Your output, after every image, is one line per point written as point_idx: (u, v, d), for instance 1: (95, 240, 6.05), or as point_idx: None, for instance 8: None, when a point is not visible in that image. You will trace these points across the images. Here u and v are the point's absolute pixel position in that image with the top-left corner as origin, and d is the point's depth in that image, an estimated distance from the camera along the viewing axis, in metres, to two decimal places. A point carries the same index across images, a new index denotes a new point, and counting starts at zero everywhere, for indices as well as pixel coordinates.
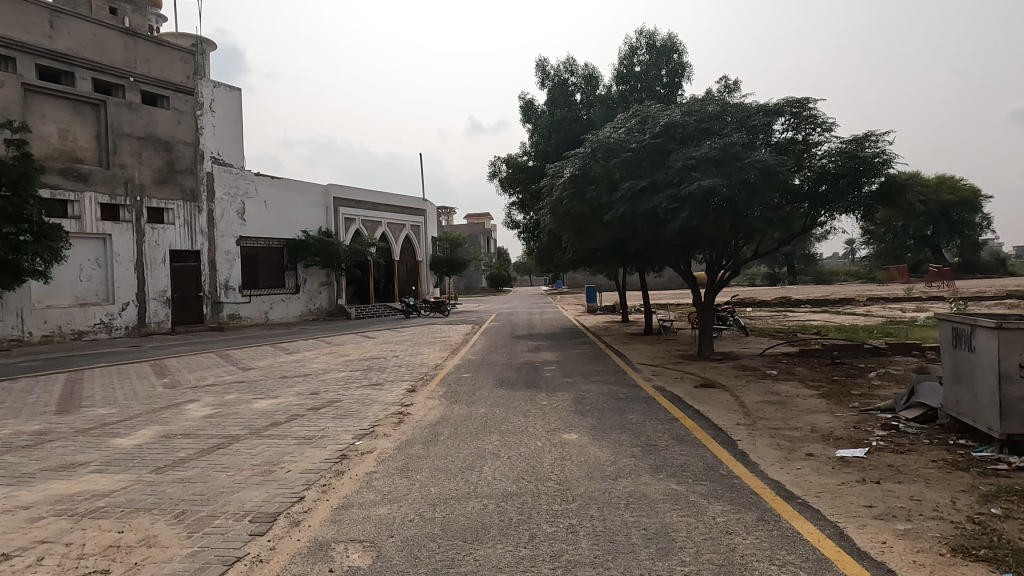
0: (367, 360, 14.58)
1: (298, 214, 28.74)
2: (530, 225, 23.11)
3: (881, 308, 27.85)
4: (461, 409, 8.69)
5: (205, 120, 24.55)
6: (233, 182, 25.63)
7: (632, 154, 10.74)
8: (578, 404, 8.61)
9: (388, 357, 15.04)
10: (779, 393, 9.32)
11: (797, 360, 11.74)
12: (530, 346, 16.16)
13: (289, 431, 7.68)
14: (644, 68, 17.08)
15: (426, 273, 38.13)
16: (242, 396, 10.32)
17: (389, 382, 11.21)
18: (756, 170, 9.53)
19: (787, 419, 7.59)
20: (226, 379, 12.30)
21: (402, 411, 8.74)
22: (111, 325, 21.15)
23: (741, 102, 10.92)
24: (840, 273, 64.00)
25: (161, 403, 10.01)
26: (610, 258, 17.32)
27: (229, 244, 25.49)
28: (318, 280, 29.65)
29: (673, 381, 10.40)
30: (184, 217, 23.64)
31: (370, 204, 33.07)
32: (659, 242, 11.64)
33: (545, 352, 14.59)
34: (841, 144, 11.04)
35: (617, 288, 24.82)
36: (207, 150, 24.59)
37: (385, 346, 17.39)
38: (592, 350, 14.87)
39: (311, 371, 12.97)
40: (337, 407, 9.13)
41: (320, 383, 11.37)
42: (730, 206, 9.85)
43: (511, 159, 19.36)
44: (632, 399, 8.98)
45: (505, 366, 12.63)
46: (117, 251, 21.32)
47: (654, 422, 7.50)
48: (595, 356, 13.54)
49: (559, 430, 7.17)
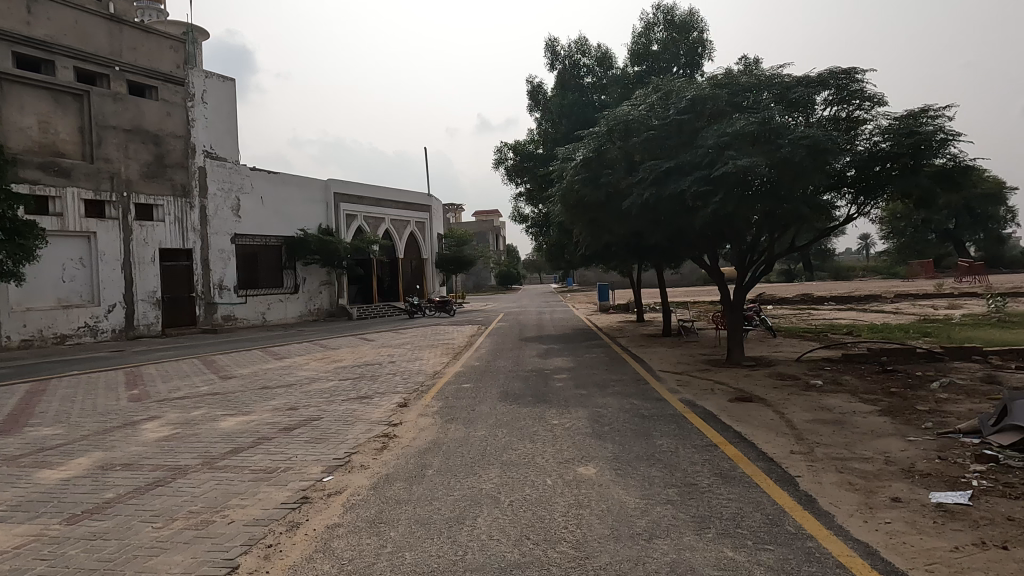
0: (360, 367, 13.27)
1: (297, 210, 27.51)
2: (539, 219, 21.77)
3: (911, 305, 26.29)
4: (458, 431, 7.36)
5: (197, 111, 23.36)
6: (227, 177, 24.44)
7: (654, 132, 9.42)
8: (595, 425, 7.26)
9: (383, 363, 13.72)
10: (831, 408, 7.92)
11: (842, 367, 10.33)
12: (539, 350, 14.80)
13: (248, 462, 6.38)
14: (661, 47, 15.74)
15: (432, 271, 36.83)
16: (211, 413, 9.02)
17: (380, 394, 9.91)
18: (801, 147, 8.18)
19: (851, 447, 6.20)
20: (200, 391, 11.02)
21: (388, 433, 7.43)
22: (96, 328, 20.04)
23: (778, 73, 9.52)
24: (857, 269, 62.21)
25: (118, 422, 8.73)
26: (626, 253, 15.95)
27: (223, 242, 24.30)
28: (318, 279, 28.43)
29: (703, 393, 9.05)
30: (175, 214, 22.48)
31: (373, 200, 31.85)
32: (684, 233, 10.28)
33: (556, 358, 13.22)
34: (893, 120, 9.63)
35: (631, 286, 23.42)
36: (199, 144, 23.41)
37: (383, 351, 16.08)
38: (607, 355, 13.50)
39: (296, 381, 11.67)
40: (314, 428, 7.82)
41: (302, 395, 10.09)
42: (770, 190, 8.51)
43: (517, 147, 18.10)
44: (658, 417, 7.62)
45: (511, 375, 11.28)
46: (102, 250, 20.20)
47: (689, 450, 6.13)
48: (610, 362, 12.18)
49: (574, 463, 5.83)
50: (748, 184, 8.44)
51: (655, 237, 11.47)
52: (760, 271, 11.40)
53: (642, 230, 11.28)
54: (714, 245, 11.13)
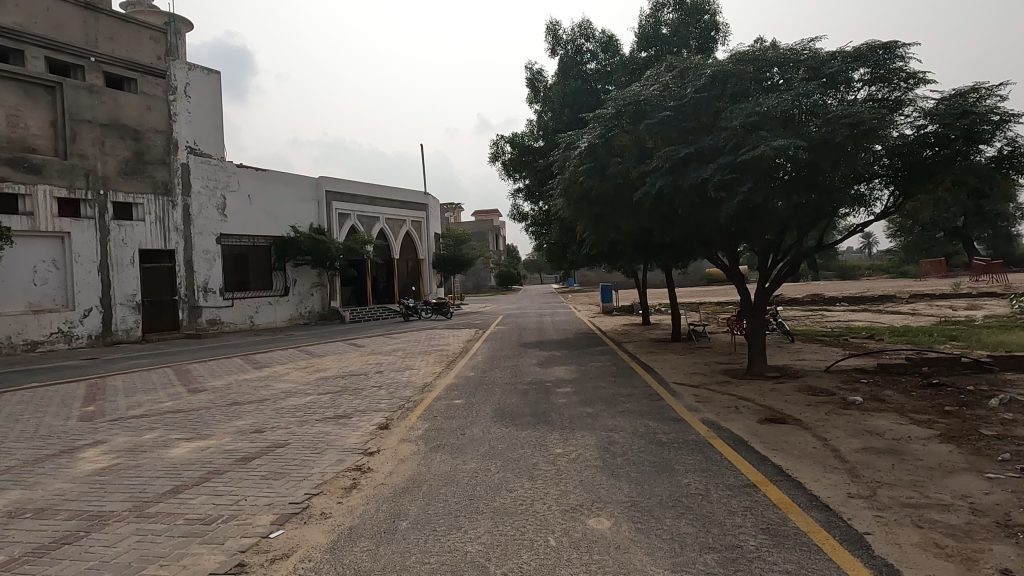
0: (344, 378, 12.12)
1: (286, 209, 26.35)
2: (539, 217, 20.65)
3: (929, 306, 25.11)
4: (444, 463, 6.21)
5: (180, 106, 22.24)
6: (212, 175, 23.31)
7: (671, 114, 8.30)
8: (607, 457, 6.12)
9: (370, 373, 12.58)
10: (882, 433, 6.76)
11: (881, 380, 9.17)
12: (540, 358, 13.65)
13: (186, 508, 5.24)
14: (671, 29, 14.63)
15: (428, 272, 35.71)
16: (165, 438, 7.88)
17: (360, 413, 8.77)
18: (845, 127, 7.06)
19: (921, 489, 5.04)
20: (162, 408, 9.89)
21: (361, 466, 6.29)
22: (70, 334, 18.91)
23: (809, 46, 8.36)
24: (863, 267, 61.06)
25: (54, 448, 7.58)
26: (633, 253, 14.81)
27: (208, 242, 23.18)
28: (309, 281, 27.30)
29: (727, 413, 7.90)
30: (156, 212, 21.35)
31: (367, 199, 30.72)
32: (703, 227, 9.14)
33: (558, 368, 12.08)
34: (939, 101, 8.49)
35: (637, 287, 22.29)
36: (182, 139, 22.29)
37: (372, 359, 14.94)
38: (614, 364, 12.35)
39: (271, 396, 10.53)
40: (277, 458, 6.68)
41: (272, 414, 8.95)
42: (805, 176, 7.42)
43: (516, 139, 16.95)
44: (681, 446, 6.45)
45: (508, 388, 10.12)
46: (77, 250, 19.09)
47: (725, 495, 4.99)
48: (618, 373, 11.03)
49: (583, 514, 4.68)
50: (781, 170, 7.33)
51: (666, 232, 10.35)
52: (783, 269, 10.30)
53: (652, 226, 10.18)
54: (731, 241, 10.03)
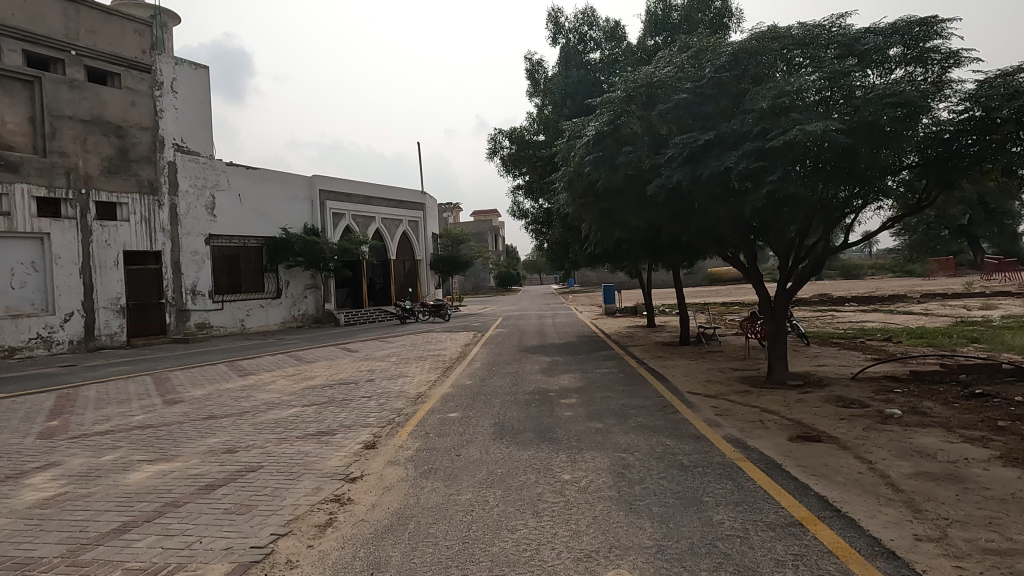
0: (333, 387, 11.29)
1: (278, 209, 25.51)
2: (540, 215, 19.88)
3: (941, 306, 24.32)
4: (436, 494, 5.38)
5: (166, 101, 21.43)
6: (200, 173, 22.49)
7: (687, 97, 7.50)
8: (623, 486, 5.31)
9: (362, 382, 11.76)
10: (933, 453, 5.95)
11: (916, 389, 8.37)
12: (542, 364, 12.82)
13: (128, 554, 4.43)
14: (682, 14, 13.83)
15: (426, 273, 34.89)
16: (126, 459, 7.06)
17: (345, 428, 7.96)
18: (888, 107, 6.29)
19: (999, 529, 4.24)
20: (131, 422, 9.07)
21: (340, 496, 5.48)
22: (50, 340, 18.09)
23: (839, 21, 7.56)
24: (867, 267, 60.27)
25: (1, 472, 6.75)
26: (640, 251, 14.00)
27: (196, 243, 22.35)
28: (302, 283, 26.46)
29: (752, 429, 7.07)
30: (141, 212, 20.53)
31: (362, 198, 29.91)
32: (721, 222, 8.33)
33: (563, 375, 11.26)
34: (980, 82, 7.69)
35: (641, 287, 21.48)
36: (169, 136, 21.48)
37: (365, 365, 14.12)
38: (621, 371, 11.53)
39: (251, 408, 9.72)
40: (246, 486, 5.87)
41: (249, 431, 8.13)
42: (841, 163, 6.65)
43: (515, 133, 16.15)
44: (705, 470, 5.65)
45: (509, 399, 9.30)
46: (57, 252, 18.28)
47: (767, 537, 4.18)
48: (627, 381, 10.23)
49: (601, 565, 3.88)
50: (815, 155, 6.56)
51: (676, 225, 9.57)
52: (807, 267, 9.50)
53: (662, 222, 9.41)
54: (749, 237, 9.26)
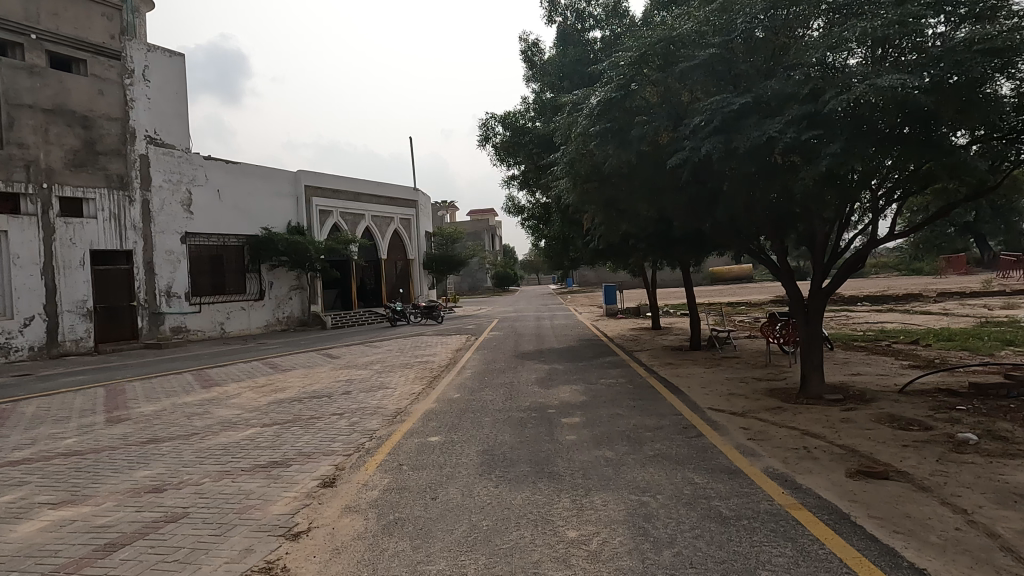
0: (302, 401, 9.93)
1: (261, 206, 24.12)
2: (537, 209, 18.59)
3: (960, 305, 23.08)
4: (398, 562, 4.03)
5: (137, 91, 20.05)
6: (175, 167, 21.12)
7: (714, 55, 6.17)
8: (647, 551, 3.99)
9: (336, 394, 10.40)
10: None
11: (986, 407, 7.02)
12: (540, 373, 11.47)
13: None
14: None
15: (419, 273, 33.54)
16: (25, 502, 5.69)
17: (303, 458, 6.60)
18: (980, 58, 4.92)
19: None
20: (58, 448, 7.71)
21: (273, 564, 4.15)
22: (7, 346, 16.73)
23: None
24: (869, 265, 59.13)
25: None
26: (648, 247, 12.68)
27: (171, 241, 20.96)
28: (286, 284, 25.09)
29: (798, 461, 5.73)
30: (110, 209, 19.15)
31: (350, 194, 28.56)
32: (752, 206, 7.01)
33: (563, 388, 9.91)
34: None
35: (645, 287, 20.15)
36: (141, 127, 20.10)
37: (344, 375, 12.76)
38: (629, 381, 10.20)
39: (202, 429, 8.36)
40: (155, 546, 4.52)
41: (189, 461, 6.76)
42: (912, 134, 5.30)
43: (509, 118, 14.82)
44: (752, 526, 4.31)
45: (501, 418, 7.96)
46: (15, 251, 16.89)
47: None
48: (638, 395, 8.88)
49: None
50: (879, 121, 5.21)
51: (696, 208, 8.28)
52: (849, 259, 8.19)
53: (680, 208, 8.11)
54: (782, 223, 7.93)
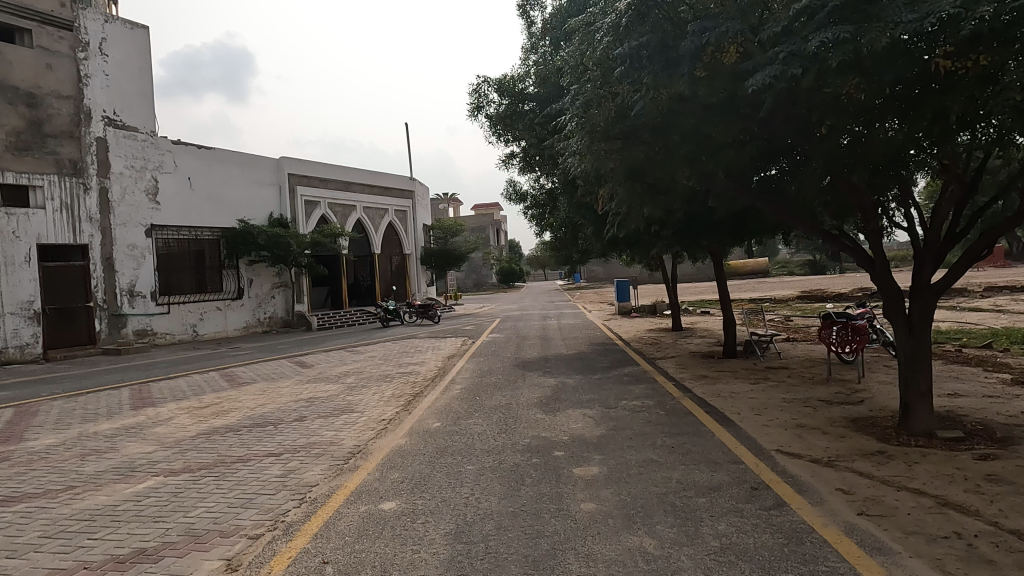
0: (238, 434, 7.68)
1: (239, 196, 21.98)
2: (542, 195, 16.44)
3: (1015, 301, 20.63)
4: None
5: (93, 65, 17.94)
6: (138, 152, 18.97)
7: None
8: None
9: (285, 423, 8.15)
10: None
11: None
12: (545, 391, 9.21)
13: None
14: None
15: (416, 268, 31.28)
16: None
17: (186, 546, 4.38)
18: None
19: None
20: None
21: None
22: None
23: None
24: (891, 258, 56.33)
25: None
26: (677, 230, 10.53)
27: (135, 235, 18.79)
28: (268, 281, 22.95)
29: (965, 569, 3.48)
30: (61, 198, 17.03)
31: (340, 184, 26.34)
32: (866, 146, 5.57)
33: (574, 415, 7.64)
34: None
35: (664, 283, 17.83)
36: (97, 106, 17.96)
37: (307, 392, 10.54)
38: (658, 405, 7.93)
39: (84, 481, 6.11)
40: None
41: (22, 548, 4.52)
42: None
43: (504, 85, 12.76)
44: None
45: (490, 468, 5.71)
46: None
47: None
48: (676, 429, 6.63)
49: None
50: None
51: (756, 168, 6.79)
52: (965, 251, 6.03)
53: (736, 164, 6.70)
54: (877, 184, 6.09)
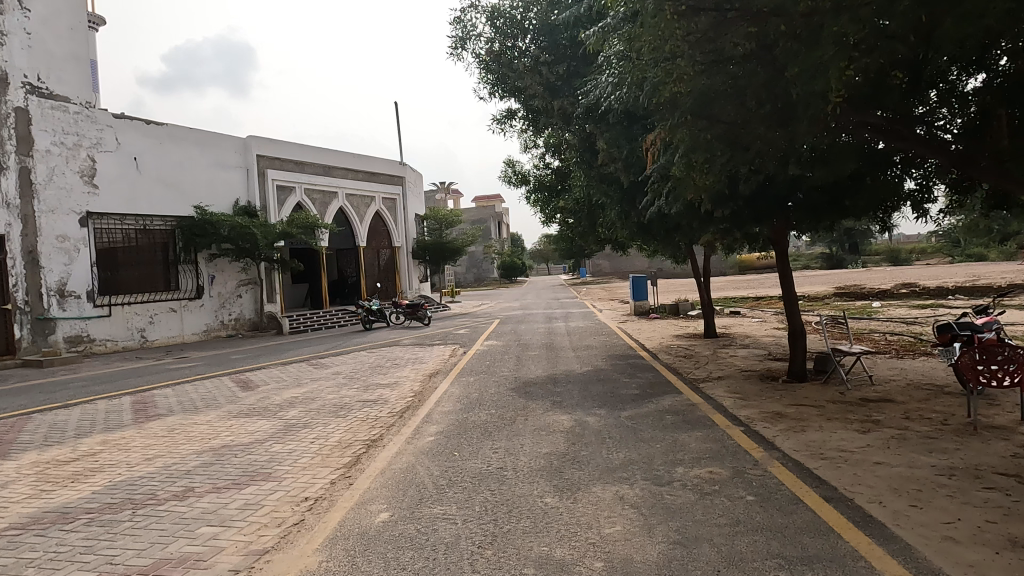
0: (63, 532, 4.75)
1: (199, 180, 19.09)
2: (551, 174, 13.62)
3: None
4: None
5: (11, 21, 15.08)
6: (70, 126, 16.06)
7: None
8: None
9: (152, 505, 5.23)
10: None
11: None
12: (558, 442, 6.30)
13: None
14: None
15: (407, 263, 28.36)
16: None
17: None
18: None
19: None
20: None
21: None
22: None
23: None
24: (915, 250, 53.09)
25: None
26: (741, 212, 7.66)
27: (67, 225, 15.91)
28: (233, 278, 20.05)
29: None
30: None
31: (319, 167, 23.45)
32: None
33: (604, 499, 4.71)
34: None
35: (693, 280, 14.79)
36: (16, 70, 15.10)
37: (227, 434, 7.61)
38: (737, 479, 5.00)
39: None
40: None
41: None
42: None
43: (499, 14, 10.41)
44: None
45: None
46: None
47: None
48: (794, 551, 3.70)
49: None
50: None
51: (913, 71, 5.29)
52: None
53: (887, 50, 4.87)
54: None
